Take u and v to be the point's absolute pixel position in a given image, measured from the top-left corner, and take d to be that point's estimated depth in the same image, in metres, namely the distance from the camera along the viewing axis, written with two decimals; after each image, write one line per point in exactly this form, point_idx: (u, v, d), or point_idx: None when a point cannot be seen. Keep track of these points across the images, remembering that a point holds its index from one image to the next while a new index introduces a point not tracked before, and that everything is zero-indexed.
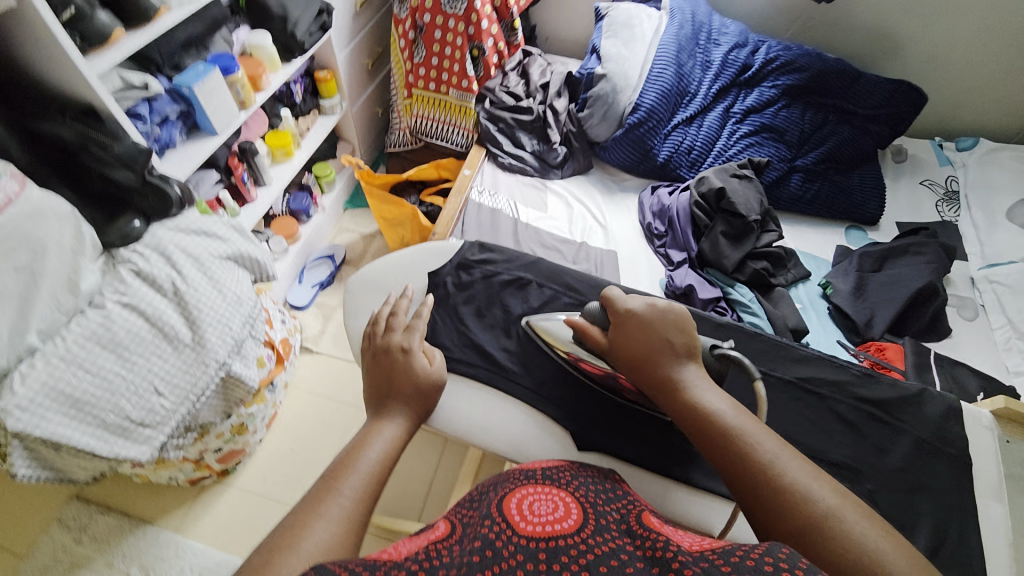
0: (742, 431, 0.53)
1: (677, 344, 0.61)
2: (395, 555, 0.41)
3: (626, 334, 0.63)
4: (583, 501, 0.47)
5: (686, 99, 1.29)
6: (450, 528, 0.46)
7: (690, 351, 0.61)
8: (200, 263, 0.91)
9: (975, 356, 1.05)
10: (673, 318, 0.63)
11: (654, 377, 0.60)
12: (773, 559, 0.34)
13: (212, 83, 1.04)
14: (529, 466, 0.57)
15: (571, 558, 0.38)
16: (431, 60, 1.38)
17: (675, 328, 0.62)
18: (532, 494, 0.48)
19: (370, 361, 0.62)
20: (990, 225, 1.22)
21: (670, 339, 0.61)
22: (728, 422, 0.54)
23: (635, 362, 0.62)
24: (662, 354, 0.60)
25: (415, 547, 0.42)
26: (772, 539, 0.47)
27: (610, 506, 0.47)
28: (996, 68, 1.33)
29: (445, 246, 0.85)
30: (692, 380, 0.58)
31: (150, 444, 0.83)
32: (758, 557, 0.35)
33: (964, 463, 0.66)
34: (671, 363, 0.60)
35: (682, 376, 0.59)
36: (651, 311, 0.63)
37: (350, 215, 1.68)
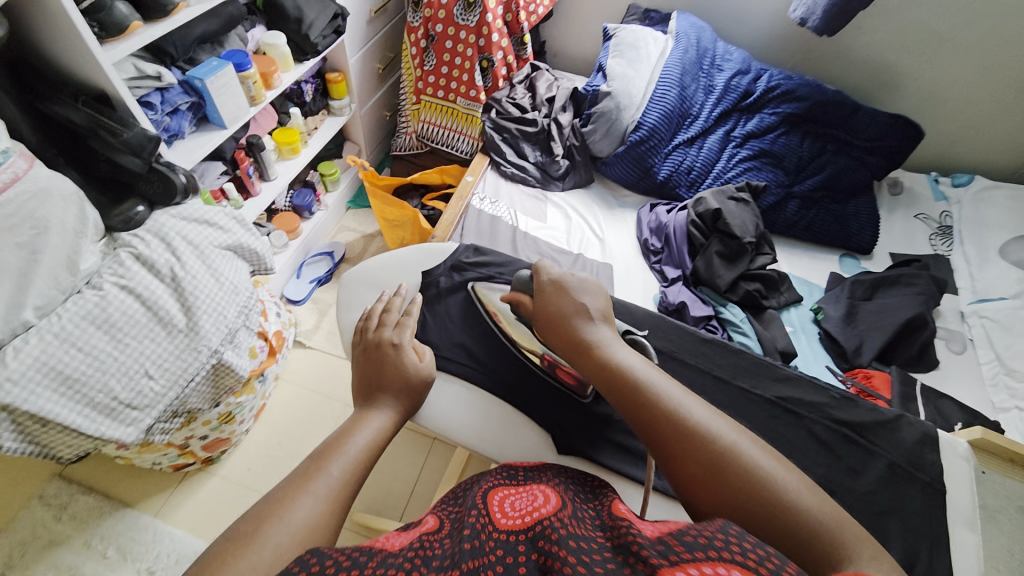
0: (652, 381, 0.55)
1: (591, 310, 0.64)
2: (389, 545, 0.41)
3: (544, 302, 0.66)
4: (562, 496, 0.47)
5: (688, 120, 1.32)
6: (439, 522, 0.46)
7: (606, 317, 0.64)
8: (200, 251, 0.92)
9: (960, 388, 1.05)
10: (587, 288, 0.67)
11: (571, 340, 0.62)
12: (722, 535, 0.35)
13: (224, 78, 1.06)
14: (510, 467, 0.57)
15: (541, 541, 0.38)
16: (441, 68, 1.41)
17: (587, 295, 0.65)
18: (515, 495, 0.48)
19: (361, 355, 0.63)
20: (982, 260, 1.23)
21: (583, 304, 0.64)
22: (640, 375, 0.55)
23: (554, 330, 0.64)
24: (578, 319, 0.63)
25: (407, 539, 0.43)
26: (690, 495, 0.48)
27: (587, 504, 0.48)
28: (993, 108, 1.36)
29: (441, 248, 0.86)
30: (606, 339, 0.60)
31: (137, 426, 0.83)
32: (711, 535, 0.36)
33: (937, 490, 0.66)
34: (587, 325, 0.62)
35: (597, 336, 0.60)
36: (566, 282, 0.67)
37: (352, 214, 1.70)
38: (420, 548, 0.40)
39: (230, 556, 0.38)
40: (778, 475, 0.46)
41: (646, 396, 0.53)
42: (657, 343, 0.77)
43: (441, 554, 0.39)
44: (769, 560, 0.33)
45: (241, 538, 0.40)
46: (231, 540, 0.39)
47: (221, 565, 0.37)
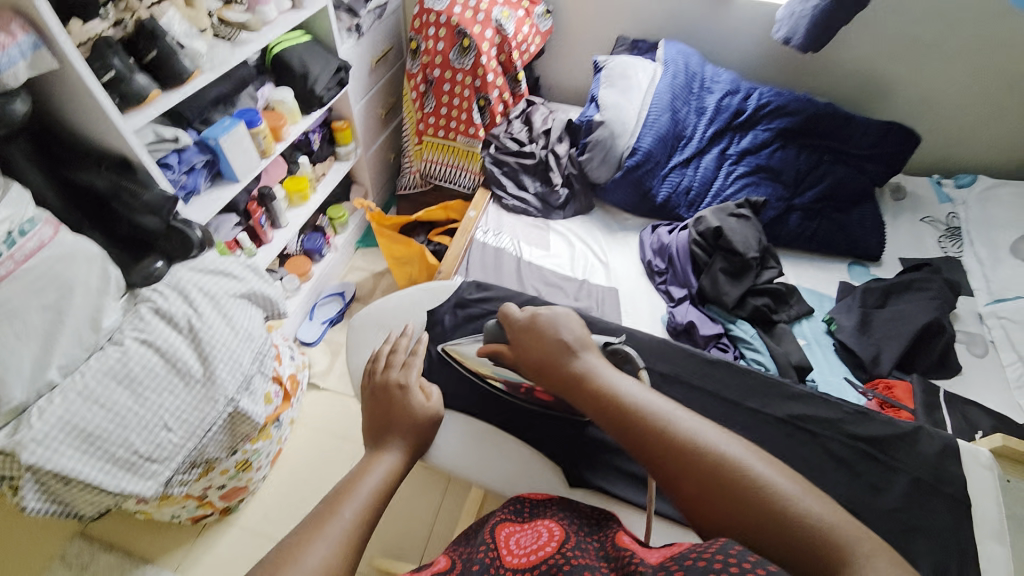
0: (643, 404, 0.56)
1: (574, 340, 0.64)
2: None
3: (526, 338, 0.67)
4: (566, 526, 0.48)
5: (682, 142, 1.35)
6: (450, 563, 0.45)
7: (589, 344, 0.64)
8: (216, 301, 0.95)
9: (986, 393, 1.02)
10: (565, 320, 0.67)
11: (558, 372, 0.62)
12: (722, 556, 0.36)
13: (237, 136, 1.12)
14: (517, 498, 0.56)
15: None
16: (440, 110, 1.47)
17: (565, 329, 0.66)
18: (522, 529, 0.48)
19: (369, 398, 0.64)
20: (994, 260, 1.22)
21: (562, 338, 0.65)
22: (630, 400, 0.56)
23: (540, 364, 0.64)
24: (561, 351, 0.63)
25: None
26: (697, 514, 0.49)
27: (591, 533, 0.48)
28: (988, 108, 1.36)
29: (445, 285, 0.88)
30: (591, 367, 0.61)
31: (156, 479, 0.85)
32: (710, 557, 0.36)
33: (964, 504, 0.64)
34: (571, 356, 0.62)
35: (583, 366, 0.61)
36: (543, 319, 0.68)
37: (361, 254, 1.75)
38: None
39: None
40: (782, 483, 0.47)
41: (638, 422, 0.54)
42: (664, 367, 0.77)
43: None
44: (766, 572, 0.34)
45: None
46: None
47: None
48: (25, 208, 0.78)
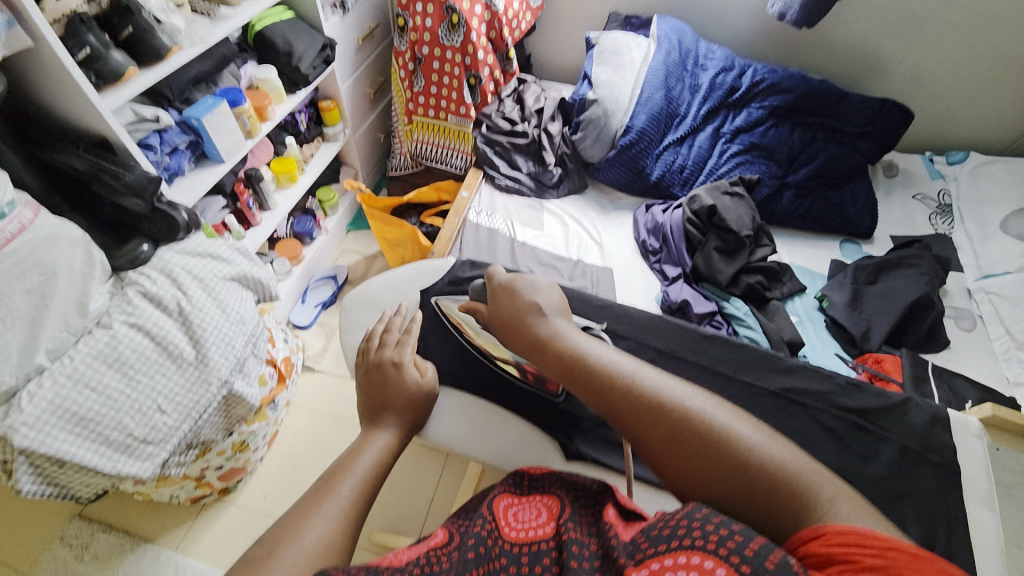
0: (610, 367, 0.58)
1: (544, 307, 0.66)
2: (395, 561, 0.42)
3: (498, 305, 0.68)
4: (563, 501, 0.48)
5: (677, 120, 1.33)
6: (449, 535, 0.46)
7: (560, 310, 0.66)
8: (206, 284, 0.94)
9: (973, 366, 1.04)
10: (536, 287, 0.69)
11: (529, 337, 0.64)
12: (687, 522, 0.38)
13: (221, 115, 1.09)
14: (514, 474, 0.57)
15: None
16: (430, 89, 1.44)
17: (538, 291, 0.68)
18: (519, 505, 0.49)
19: (364, 375, 0.64)
20: (984, 236, 1.23)
21: (535, 302, 0.66)
22: (598, 363, 0.58)
23: (511, 331, 0.66)
24: (534, 314, 0.65)
25: (415, 554, 0.43)
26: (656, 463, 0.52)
27: (586, 508, 0.48)
28: (981, 83, 1.36)
29: (438, 264, 0.87)
30: (560, 333, 0.63)
31: (152, 461, 0.84)
32: (677, 522, 0.39)
33: (951, 471, 0.66)
34: (541, 323, 0.64)
35: (552, 332, 0.63)
36: (518, 282, 0.69)
37: (353, 236, 1.73)
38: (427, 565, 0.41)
39: None
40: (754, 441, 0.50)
41: (605, 384, 0.57)
42: (658, 343, 0.77)
43: None
44: (730, 538, 0.36)
45: (256, 563, 0.40)
46: (248, 565, 0.40)
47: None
48: (3, 190, 0.76)
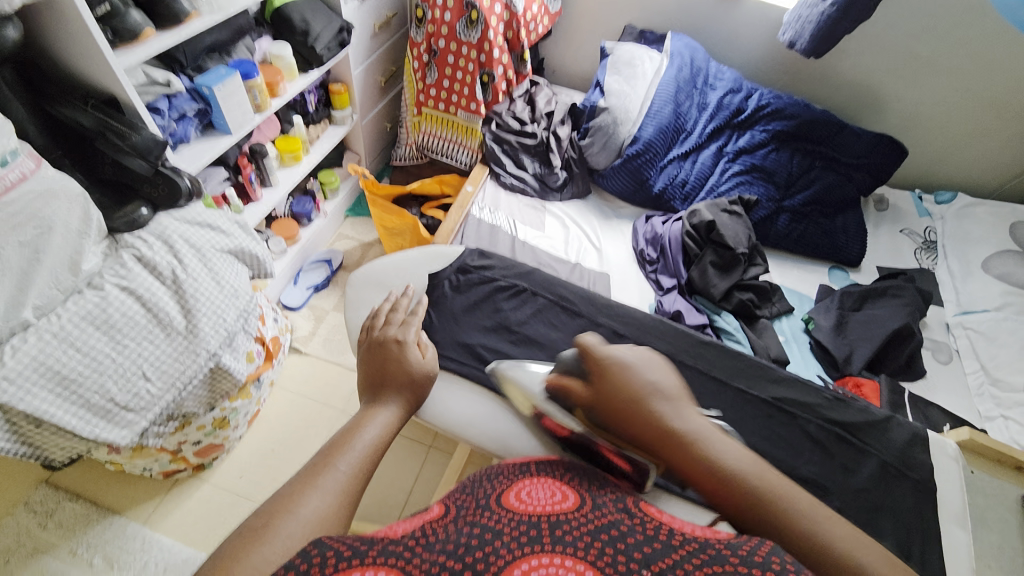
0: (753, 478, 0.48)
1: (668, 388, 0.56)
2: (390, 531, 0.38)
3: (609, 377, 0.57)
4: (578, 488, 0.45)
5: (682, 136, 1.37)
6: (445, 508, 0.43)
7: (681, 396, 0.57)
8: (202, 254, 0.93)
9: (947, 396, 1.08)
10: (653, 364, 0.59)
11: (651, 423, 0.53)
12: (779, 558, 0.32)
13: (232, 86, 1.08)
14: (521, 461, 0.54)
15: (572, 531, 0.35)
16: (442, 82, 1.44)
17: (652, 368, 0.59)
18: (530, 484, 0.46)
19: (365, 352, 0.64)
20: (965, 274, 1.27)
21: (653, 380, 0.57)
22: (736, 469, 0.48)
23: (619, 410, 0.55)
24: (655, 394, 0.55)
25: (410, 526, 0.39)
26: None
27: (605, 491, 0.46)
28: (972, 129, 1.42)
29: (447, 250, 0.87)
30: (688, 425, 0.53)
31: (131, 429, 0.83)
32: (765, 554, 0.32)
33: (927, 488, 0.68)
34: (667, 407, 0.54)
35: (678, 421, 0.53)
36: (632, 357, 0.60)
37: (351, 222, 1.72)
38: (421, 533, 0.36)
39: (239, 552, 0.36)
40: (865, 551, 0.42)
41: (746, 493, 0.47)
42: (657, 344, 0.78)
43: (444, 538, 0.35)
44: None
45: (249, 534, 0.38)
46: (242, 538, 0.38)
47: (229, 562, 0.36)
48: (9, 138, 0.74)
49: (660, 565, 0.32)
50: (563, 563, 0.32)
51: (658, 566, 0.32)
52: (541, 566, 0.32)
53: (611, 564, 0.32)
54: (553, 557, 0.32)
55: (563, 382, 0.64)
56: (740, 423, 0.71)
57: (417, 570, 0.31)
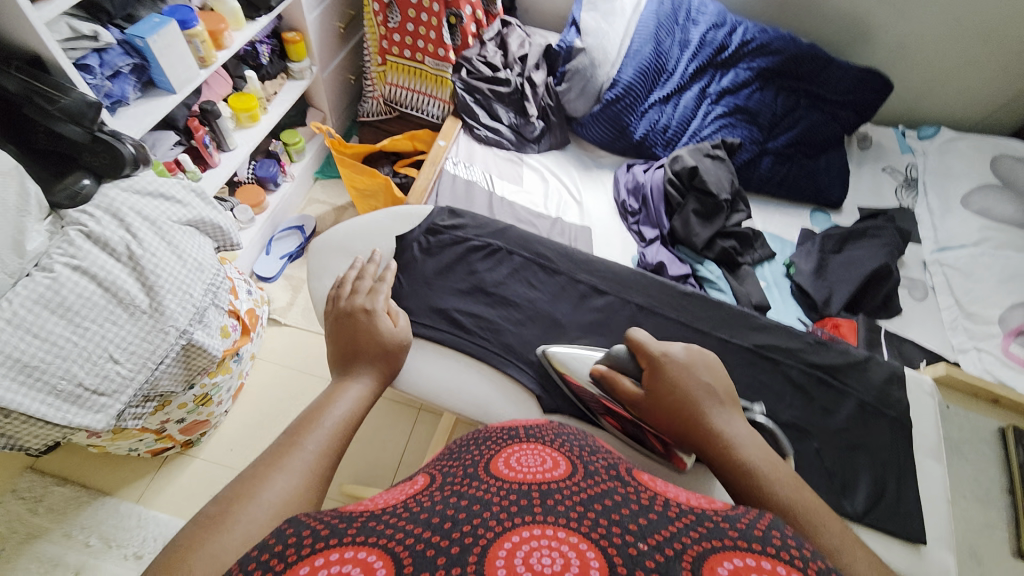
0: (788, 491, 0.45)
1: (719, 390, 0.56)
2: (371, 506, 0.36)
3: (667, 378, 0.56)
4: (570, 454, 0.43)
5: (664, 77, 1.30)
6: (431, 479, 0.42)
7: (732, 399, 0.56)
8: (158, 227, 0.87)
9: (923, 333, 1.11)
10: (709, 363, 0.58)
11: (699, 428, 0.53)
12: (780, 532, 0.32)
13: (169, 36, 0.97)
14: (509, 426, 0.52)
15: (564, 501, 0.34)
16: (406, 26, 1.31)
17: (707, 370, 0.57)
18: (519, 450, 0.44)
19: (333, 323, 0.61)
20: (945, 211, 1.27)
21: (709, 382, 0.56)
22: (772, 480, 0.46)
23: (672, 411, 0.54)
24: (709, 399, 0.54)
25: (393, 499, 0.38)
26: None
27: (596, 456, 0.44)
28: (960, 59, 1.37)
29: (416, 211, 0.82)
30: (734, 432, 0.52)
31: (106, 412, 0.80)
32: (765, 528, 0.32)
33: (901, 424, 0.71)
34: (714, 408, 0.54)
35: (724, 425, 0.52)
36: (688, 355, 0.58)
37: (321, 185, 1.64)
38: (403, 508, 0.34)
39: (199, 538, 0.35)
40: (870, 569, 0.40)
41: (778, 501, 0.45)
42: (639, 299, 0.77)
43: (428, 510, 0.33)
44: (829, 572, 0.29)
45: (209, 520, 0.37)
46: (201, 524, 0.37)
47: (187, 551, 0.34)
48: None
49: (656, 538, 0.30)
50: (551, 534, 0.30)
51: (654, 538, 0.30)
52: (532, 538, 0.30)
53: (604, 536, 0.30)
54: (543, 529, 0.31)
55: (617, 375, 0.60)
56: None
57: (398, 547, 0.29)
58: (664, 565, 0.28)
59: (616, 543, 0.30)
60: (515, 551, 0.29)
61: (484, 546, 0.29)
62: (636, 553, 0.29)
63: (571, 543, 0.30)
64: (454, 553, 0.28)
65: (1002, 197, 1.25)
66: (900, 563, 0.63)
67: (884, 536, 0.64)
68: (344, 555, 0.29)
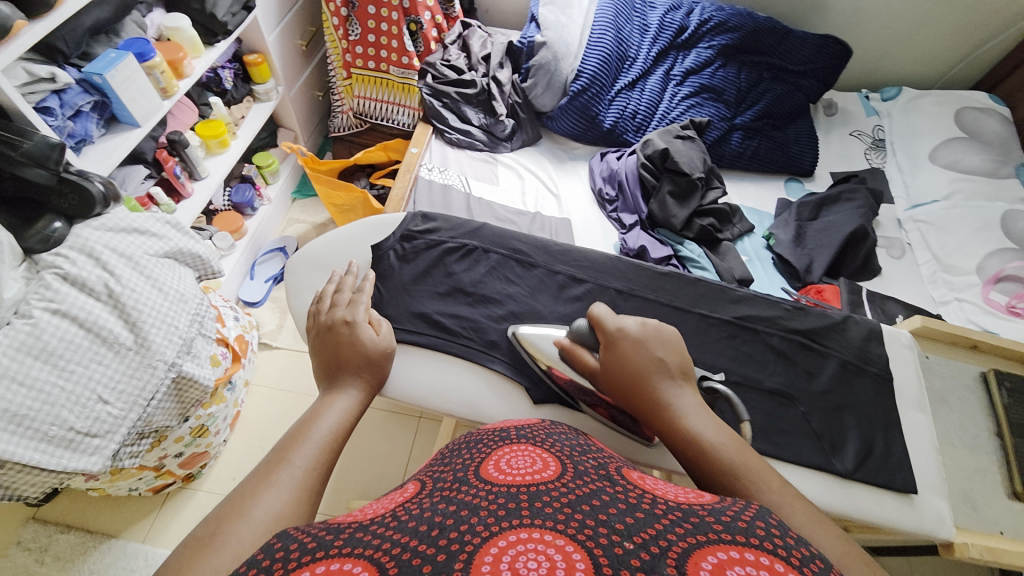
0: (732, 453, 0.49)
1: (671, 362, 0.57)
2: (361, 516, 0.37)
3: (620, 352, 0.58)
4: (560, 454, 0.44)
5: (627, 63, 1.31)
6: (422, 485, 0.42)
7: (683, 371, 0.57)
8: (136, 262, 0.86)
9: (904, 290, 1.14)
10: (664, 338, 0.59)
11: (649, 401, 0.55)
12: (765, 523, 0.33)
13: (127, 70, 0.96)
14: (501, 428, 0.53)
15: (551, 503, 0.35)
16: (367, 37, 1.31)
17: (664, 345, 0.58)
18: (509, 452, 0.45)
19: (316, 338, 0.62)
20: (914, 168, 1.30)
21: (662, 357, 0.57)
22: (717, 446, 0.50)
23: (623, 386, 0.57)
24: (660, 372, 0.56)
25: (384, 508, 0.38)
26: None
27: (587, 456, 0.45)
28: (915, 18, 1.39)
29: (389, 219, 0.82)
30: (682, 403, 0.54)
31: (102, 453, 0.79)
32: (750, 519, 0.33)
33: (883, 379, 0.73)
34: (664, 381, 0.56)
35: (672, 397, 0.55)
36: (642, 330, 0.60)
37: (299, 205, 1.63)
38: (392, 517, 0.35)
39: (188, 561, 0.35)
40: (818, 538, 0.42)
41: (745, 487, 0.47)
42: (618, 283, 0.78)
43: (417, 518, 0.34)
44: (813, 560, 0.30)
45: (197, 542, 0.37)
46: (190, 545, 0.37)
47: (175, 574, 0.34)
48: None
49: (642, 536, 0.31)
50: (539, 536, 0.31)
51: (640, 536, 0.31)
52: (518, 542, 0.31)
53: (591, 537, 0.31)
54: (530, 533, 0.31)
55: (578, 352, 0.63)
56: (706, 347, 0.72)
57: (384, 556, 0.30)
58: (649, 563, 0.29)
59: (602, 543, 0.30)
60: (501, 556, 0.29)
61: (471, 552, 0.30)
62: (621, 552, 0.30)
63: (557, 545, 0.30)
64: (441, 561, 0.29)
65: (968, 149, 1.28)
66: (893, 513, 0.65)
67: (875, 489, 0.66)
68: (330, 565, 0.29)
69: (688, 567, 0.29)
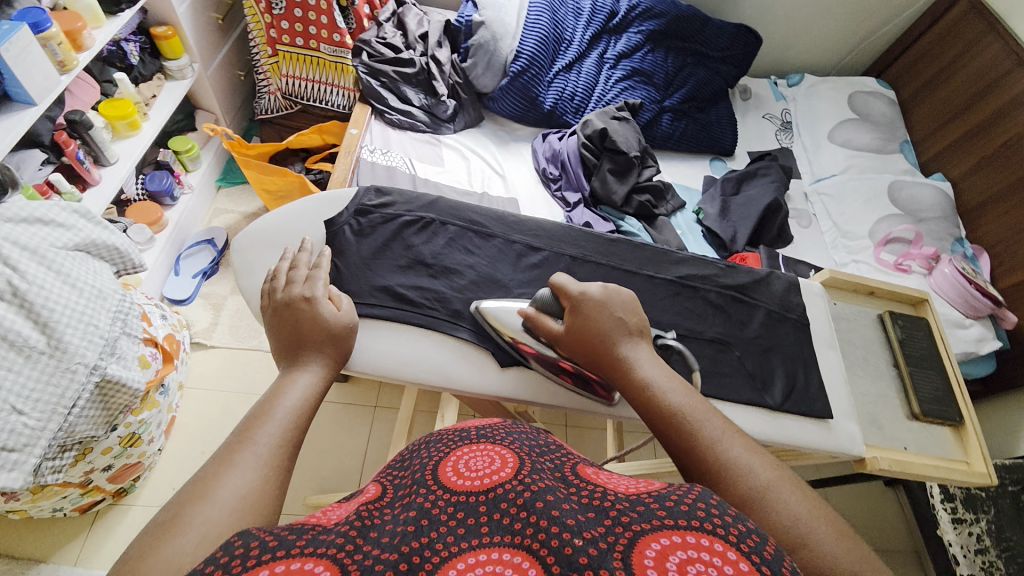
0: (677, 395, 0.55)
1: (629, 322, 0.61)
2: (322, 519, 0.36)
3: (582, 312, 0.61)
4: (519, 451, 0.42)
5: (564, 45, 1.35)
6: (381, 488, 0.41)
7: (640, 330, 0.62)
8: (41, 256, 0.77)
9: (811, 253, 1.29)
10: (623, 298, 0.63)
11: (605, 353, 0.59)
12: (705, 504, 0.34)
13: (22, 42, 0.85)
14: (462, 426, 0.48)
15: (511, 503, 0.35)
16: (294, 12, 1.23)
17: (626, 308, 0.63)
18: (469, 452, 0.42)
19: (272, 316, 0.60)
20: (816, 146, 1.46)
21: (622, 317, 0.61)
22: (665, 389, 0.55)
23: (582, 341, 0.61)
24: (618, 329, 0.61)
25: (343, 512, 0.38)
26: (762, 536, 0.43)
27: (545, 457, 0.42)
28: (813, 11, 1.55)
29: (339, 194, 0.80)
30: (636, 356, 0.59)
31: (21, 469, 0.70)
32: (691, 502, 0.34)
33: (802, 324, 0.83)
34: (621, 337, 0.60)
35: (627, 350, 0.59)
36: (605, 293, 0.63)
37: (225, 193, 1.52)
38: (359, 518, 0.35)
39: (151, 547, 0.34)
40: (751, 466, 0.47)
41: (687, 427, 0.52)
42: (572, 251, 0.81)
43: (380, 525, 0.34)
44: (750, 537, 0.32)
45: (159, 527, 0.36)
46: (153, 532, 0.36)
47: (140, 561, 0.33)
48: None
49: (592, 532, 0.32)
50: (496, 556, 0.31)
51: (590, 532, 0.32)
52: (477, 566, 0.31)
53: (546, 544, 0.32)
54: (489, 552, 0.32)
55: (542, 319, 0.65)
56: (653, 305, 0.78)
57: (346, 558, 0.30)
58: (597, 559, 0.30)
59: (554, 548, 0.31)
60: None
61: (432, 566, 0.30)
62: (571, 552, 0.31)
63: (513, 564, 0.31)
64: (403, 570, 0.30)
65: (859, 128, 1.45)
66: (815, 437, 0.75)
67: (799, 417, 0.75)
68: (291, 565, 0.30)
69: (633, 560, 0.30)
